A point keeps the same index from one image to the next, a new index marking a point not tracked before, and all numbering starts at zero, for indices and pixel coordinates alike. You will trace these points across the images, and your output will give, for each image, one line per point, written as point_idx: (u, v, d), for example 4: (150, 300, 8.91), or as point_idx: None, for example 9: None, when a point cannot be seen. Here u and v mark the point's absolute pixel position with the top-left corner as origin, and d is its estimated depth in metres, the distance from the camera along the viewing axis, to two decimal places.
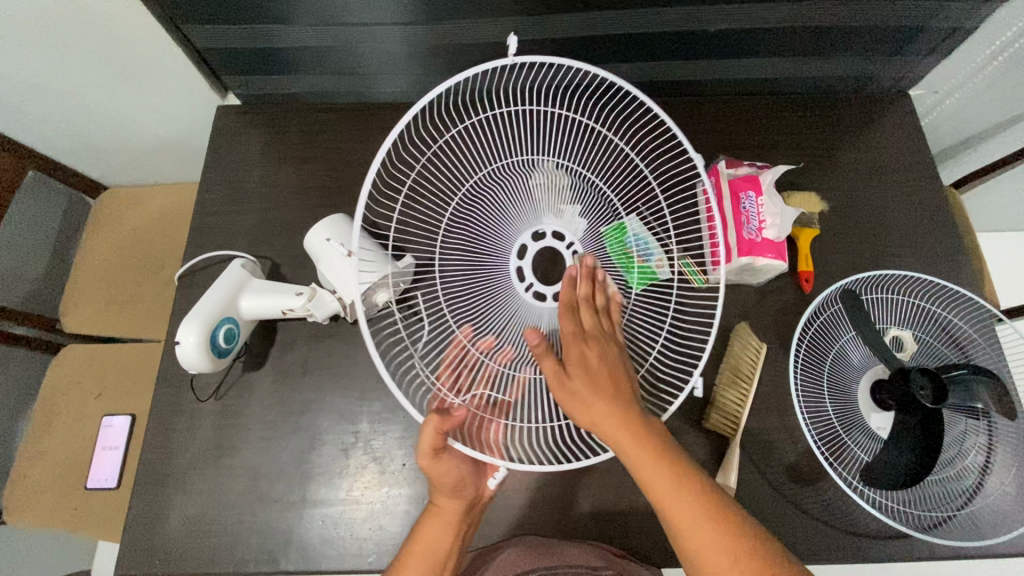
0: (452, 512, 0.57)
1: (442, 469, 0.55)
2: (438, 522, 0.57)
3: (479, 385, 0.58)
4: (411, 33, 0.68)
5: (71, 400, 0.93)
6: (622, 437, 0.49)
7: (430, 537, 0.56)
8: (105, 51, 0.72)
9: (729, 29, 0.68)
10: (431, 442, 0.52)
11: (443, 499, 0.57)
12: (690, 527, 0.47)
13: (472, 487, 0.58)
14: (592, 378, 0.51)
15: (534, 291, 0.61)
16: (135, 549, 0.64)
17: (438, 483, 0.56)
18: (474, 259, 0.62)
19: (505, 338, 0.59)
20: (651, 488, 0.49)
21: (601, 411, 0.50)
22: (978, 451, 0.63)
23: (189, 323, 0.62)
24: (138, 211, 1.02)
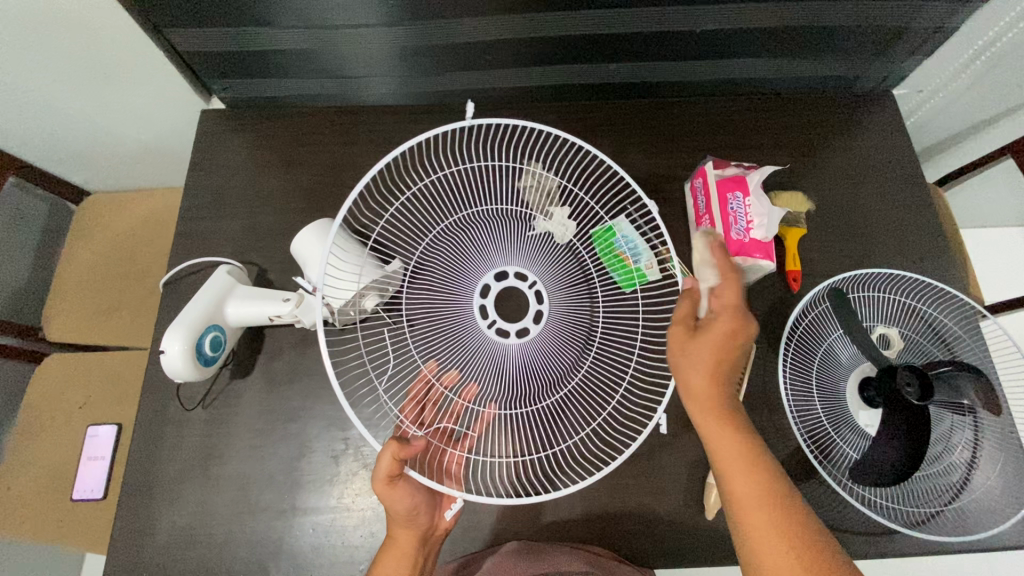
0: (407, 543, 0.56)
1: (397, 496, 0.53)
2: (395, 554, 0.55)
3: (444, 418, 0.61)
4: (396, 34, 0.68)
5: (54, 411, 0.91)
6: (718, 422, 0.50)
7: (387, 571, 0.55)
8: (86, 58, 0.72)
9: (714, 29, 0.68)
10: (387, 469, 0.50)
11: (398, 530, 0.56)
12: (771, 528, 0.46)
13: (427, 515, 0.57)
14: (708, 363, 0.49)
15: (496, 328, 0.60)
16: (122, 563, 0.63)
17: (391, 511, 0.54)
18: (437, 289, 0.62)
19: (466, 373, 0.59)
20: (726, 467, 0.50)
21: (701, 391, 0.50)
22: (964, 447, 0.64)
23: (173, 331, 0.61)
24: (121, 219, 1.00)
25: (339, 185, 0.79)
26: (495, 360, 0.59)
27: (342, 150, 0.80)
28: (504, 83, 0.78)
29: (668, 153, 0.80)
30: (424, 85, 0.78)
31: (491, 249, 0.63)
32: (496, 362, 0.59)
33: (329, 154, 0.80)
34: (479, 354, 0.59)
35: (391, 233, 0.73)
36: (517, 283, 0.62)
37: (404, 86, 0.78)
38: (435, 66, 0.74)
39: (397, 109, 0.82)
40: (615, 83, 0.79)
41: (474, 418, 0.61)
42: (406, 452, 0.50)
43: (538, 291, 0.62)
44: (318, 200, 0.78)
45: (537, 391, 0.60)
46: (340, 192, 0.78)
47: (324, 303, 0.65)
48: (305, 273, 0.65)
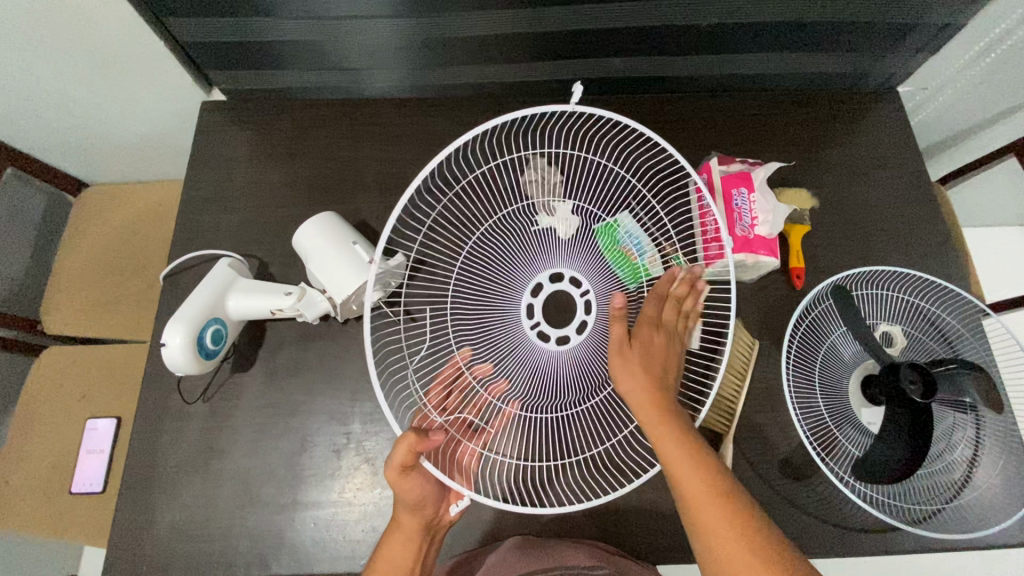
0: (412, 530, 0.55)
1: (408, 486, 0.53)
2: (398, 538, 0.55)
3: (467, 409, 0.60)
4: (399, 26, 0.67)
5: (52, 404, 0.91)
6: (660, 417, 0.51)
7: (390, 555, 0.55)
8: (86, 48, 0.71)
9: (720, 23, 0.68)
10: (402, 458, 0.50)
11: (403, 516, 0.55)
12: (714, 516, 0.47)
13: (433, 505, 0.56)
14: (648, 359, 0.53)
15: (538, 331, 0.60)
16: (122, 556, 0.63)
17: (400, 500, 0.54)
18: (488, 288, 0.63)
19: (501, 369, 0.59)
20: (669, 461, 0.50)
21: (638, 386, 0.52)
22: (966, 444, 0.64)
23: (174, 324, 0.61)
24: (120, 211, 1.00)
25: (341, 177, 0.78)
26: (532, 363, 0.59)
27: (344, 143, 0.79)
28: (508, 77, 0.77)
29: (672, 149, 0.80)
30: (427, 78, 0.77)
31: (542, 250, 0.63)
32: (532, 363, 0.59)
33: (331, 147, 0.79)
34: (517, 353, 0.59)
35: (445, 225, 0.73)
36: (568, 289, 0.62)
37: (407, 79, 0.78)
38: (438, 58, 0.73)
39: (400, 102, 0.81)
40: (619, 78, 0.78)
41: (495, 415, 0.60)
42: (423, 445, 0.49)
43: (587, 300, 0.61)
44: (320, 193, 0.78)
45: (566, 400, 0.60)
46: (342, 185, 0.78)
47: (326, 296, 0.64)
48: (355, 240, 0.65)
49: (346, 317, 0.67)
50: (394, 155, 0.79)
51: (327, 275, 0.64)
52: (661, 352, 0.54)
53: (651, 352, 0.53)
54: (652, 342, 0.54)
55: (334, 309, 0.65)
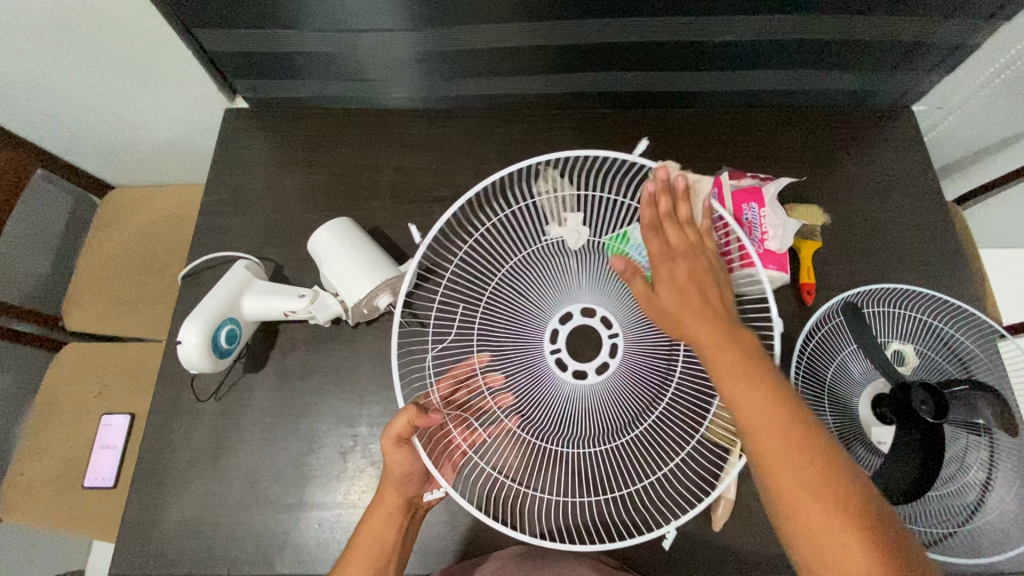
0: (395, 505, 0.56)
1: (398, 460, 0.54)
2: (381, 513, 0.56)
3: (468, 410, 0.60)
4: (416, 39, 0.69)
5: (71, 400, 0.93)
6: (727, 350, 0.47)
7: (373, 529, 0.56)
8: (117, 56, 0.74)
9: (733, 41, 0.69)
10: (400, 430, 0.51)
11: (388, 491, 0.56)
12: (771, 441, 0.44)
13: (417, 485, 0.57)
14: (689, 300, 0.51)
15: (557, 358, 0.61)
16: (129, 551, 0.64)
17: (388, 470, 0.55)
18: (509, 313, 0.63)
19: (513, 385, 0.59)
20: (738, 399, 0.46)
21: (696, 324, 0.49)
22: (979, 467, 0.62)
23: (191, 323, 0.62)
24: (141, 213, 1.02)
25: (356, 184, 0.80)
26: (545, 387, 0.59)
27: (360, 151, 0.81)
28: (520, 90, 0.79)
29: (684, 163, 0.80)
30: (443, 90, 0.79)
31: (571, 287, 0.63)
32: (546, 389, 0.59)
33: (347, 155, 0.81)
34: (533, 374, 0.60)
35: (471, 250, 0.72)
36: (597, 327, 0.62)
37: (422, 91, 0.79)
38: (455, 70, 0.75)
39: (415, 112, 0.83)
40: (632, 92, 0.79)
41: (491, 421, 0.60)
42: (422, 421, 0.51)
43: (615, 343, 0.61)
44: (335, 200, 0.79)
45: (572, 433, 0.59)
46: (357, 192, 0.79)
47: (339, 300, 0.66)
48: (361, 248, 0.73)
49: (356, 321, 0.68)
50: (409, 164, 0.80)
51: (341, 280, 0.65)
52: (694, 282, 0.52)
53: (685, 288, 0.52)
54: (678, 277, 0.52)
55: (345, 313, 0.67)
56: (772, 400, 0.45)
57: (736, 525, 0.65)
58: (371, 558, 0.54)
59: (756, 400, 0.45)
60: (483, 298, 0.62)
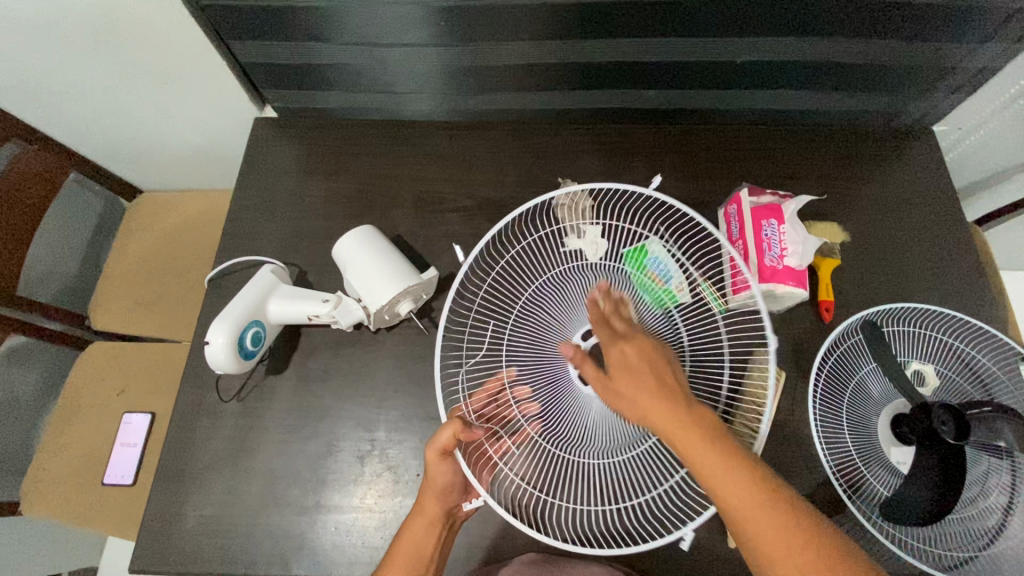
0: (434, 515, 0.57)
1: (440, 471, 0.56)
2: (420, 521, 0.57)
3: (494, 420, 0.61)
4: (442, 54, 0.71)
5: (95, 397, 0.95)
6: (692, 438, 0.46)
7: (413, 537, 0.57)
8: (155, 64, 0.77)
9: (754, 60, 0.70)
10: (445, 441, 0.54)
11: (428, 500, 0.57)
12: (747, 515, 0.45)
13: (457, 496, 0.58)
14: (631, 376, 0.49)
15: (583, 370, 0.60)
16: (148, 547, 0.65)
17: (430, 480, 0.57)
18: (538, 328, 0.63)
19: (540, 398, 0.60)
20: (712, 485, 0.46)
21: (648, 404, 0.48)
22: (1002, 491, 0.60)
23: (219, 324, 0.64)
24: (168, 216, 1.05)
25: (380, 192, 0.81)
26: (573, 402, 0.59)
27: (384, 161, 0.83)
28: (542, 104, 0.80)
29: (704, 179, 0.81)
30: (467, 103, 0.81)
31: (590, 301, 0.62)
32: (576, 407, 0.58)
33: (372, 164, 0.83)
34: (557, 387, 0.59)
35: (506, 271, 0.73)
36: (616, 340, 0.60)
37: (446, 103, 0.81)
38: (479, 84, 0.76)
39: (439, 124, 0.85)
40: (653, 108, 0.81)
41: (514, 429, 0.61)
42: (466, 435, 0.53)
43: None
44: (358, 207, 0.81)
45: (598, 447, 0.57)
46: (381, 201, 0.81)
47: (362, 306, 0.67)
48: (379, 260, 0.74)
49: (377, 326, 0.69)
50: (432, 174, 0.82)
51: (364, 285, 0.66)
52: (645, 363, 0.50)
53: (637, 372, 0.49)
54: (629, 362, 0.50)
55: (367, 318, 0.67)
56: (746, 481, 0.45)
57: None
58: (411, 564, 0.56)
59: (730, 481, 0.45)
60: (510, 315, 0.64)
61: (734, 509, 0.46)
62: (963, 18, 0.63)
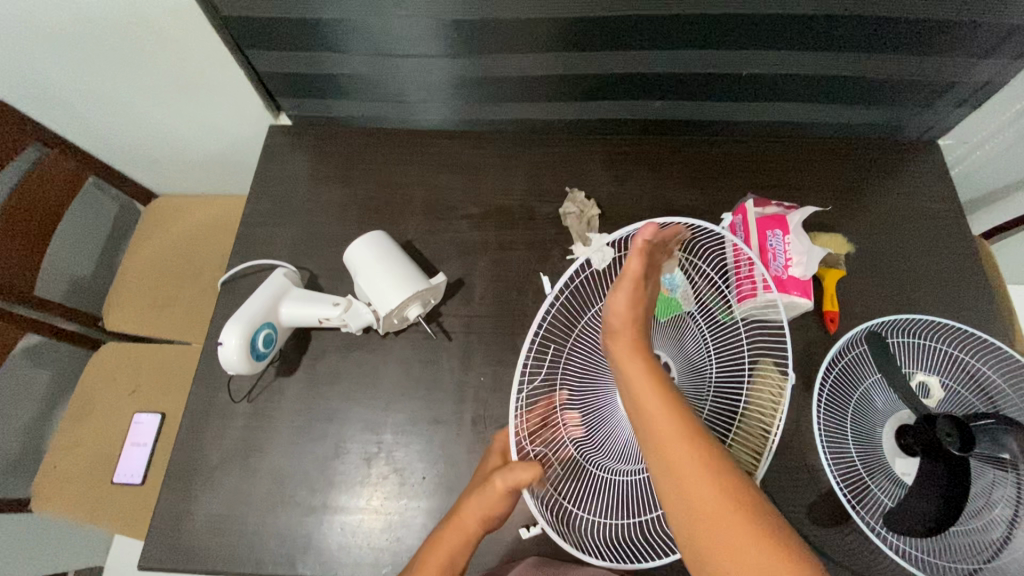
0: (475, 535, 0.58)
1: (496, 502, 0.56)
2: (456, 536, 0.57)
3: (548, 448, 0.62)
4: (454, 64, 0.73)
5: (107, 396, 0.97)
6: (651, 394, 0.53)
7: (447, 553, 0.57)
8: (177, 72, 0.80)
9: (760, 73, 0.71)
10: (523, 482, 0.54)
11: (471, 523, 0.58)
12: (680, 467, 0.49)
13: (499, 520, 0.59)
14: (628, 328, 0.57)
15: None
16: (156, 544, 0.66)
17: (477, 506, 0.57)
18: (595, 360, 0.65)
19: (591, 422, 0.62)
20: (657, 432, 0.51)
21: (629, 365, 0.55)
22: (1007, 505, 0.59)
23: (232, 325, 0.65)
24: (182, 220, 1.07)
25: (391, 199, 0.83)
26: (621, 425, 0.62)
27: (395, 168, 0.85)
28: (552, 114, 0.82)
29: (710, 189, 0.82)
30: (478, 113, 0.82)
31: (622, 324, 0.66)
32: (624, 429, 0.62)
33: (383, 172, 0.85)
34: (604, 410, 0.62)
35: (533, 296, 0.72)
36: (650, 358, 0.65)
37: (457, 113, 0.83)
38: (489, 94, 0.78)
39: (450, 133, 0.87)
40: (661, 119, 0.82)
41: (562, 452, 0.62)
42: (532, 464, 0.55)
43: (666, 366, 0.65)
44: (369, 213, 0.83)
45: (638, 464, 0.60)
46: (392, 207, 0.83)
47: (371, 309, 0.68)
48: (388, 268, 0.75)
49: (386, 330, 0.70)
50: (441, 182, 0.84)
51: (374, 289, 0.68)
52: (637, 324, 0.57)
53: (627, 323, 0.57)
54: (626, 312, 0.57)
55: (376, 321, 0.69)
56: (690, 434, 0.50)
57: None
58: None
59: (671, 431, 0.50)
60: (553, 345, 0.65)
61: (666, 456, 0.50)
62: (968, 33, 0.64)
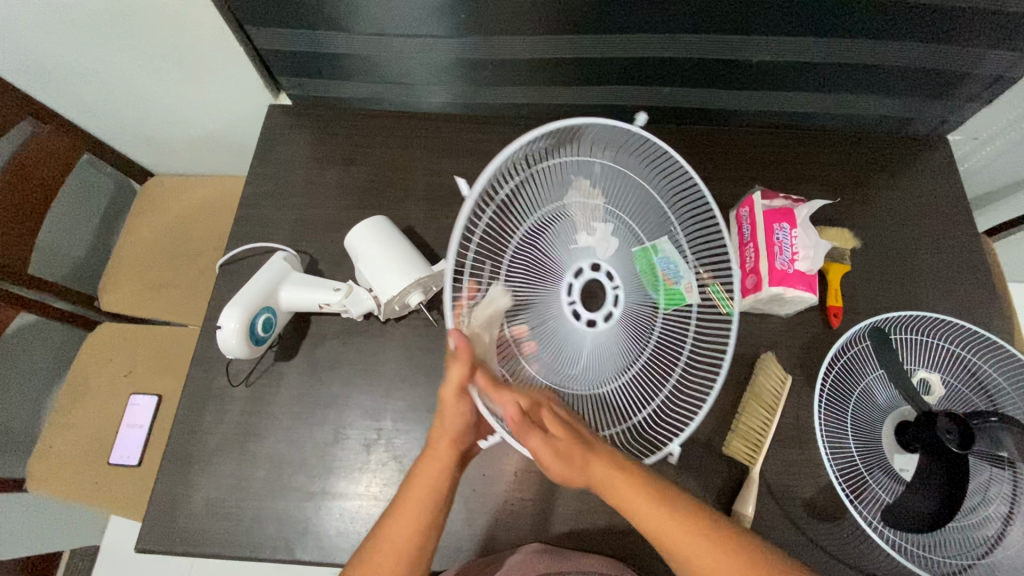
0: (446, 456, 0.55)
1: (457, 410, 0.53)
2: (434, 466, 0.55)
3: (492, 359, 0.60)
4: (458, 45, 0.71)
5: (102, 378, 0.96)
6: (615, 488, 0.50)
7: (423, 477, 0.54)
8: (175, 48, 0.77)
9: (773, 60, 0.70)
10: (456, 380, 0.51)
11: (439, 442, 0.55)
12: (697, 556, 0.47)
13: (471, 436, 0.56)
14: (556, 435, 0.51)
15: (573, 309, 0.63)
16: (153, 528, 0.66)
17: (442, 419, 0.54)
18: (537, 272, 0.63)
19: (537, 335, 0.61)
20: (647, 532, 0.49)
21: (579, 471, 0.51)
22: (1002, 500, 0.59)
23: (230, 309, 0.65)
24: (179, 200, 1.05)
25: (393, 184, 0.82)
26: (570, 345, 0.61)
27: (398, 152, 0.83)
28: (558, 99, 0.80)
29: (716, 180, 0.81)
30: (482, 96, 0.81)
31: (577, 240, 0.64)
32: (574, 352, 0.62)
33: (385, 155, 0.83)
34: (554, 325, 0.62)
35: None
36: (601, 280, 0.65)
37: (462, 95, 0.81)
38: (495, 76, 0.76)
39: (453, 117, 0.85)
40: (668, 107, 0.80)
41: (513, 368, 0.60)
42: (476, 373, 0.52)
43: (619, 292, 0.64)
44: (371, 197, 0.81)
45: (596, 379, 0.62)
46: (393, 192, 0.81)
47: (372, 296, 0.68)
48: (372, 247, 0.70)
49: (387, 316, 0.70)
50: (444, 167, 0.82)
51: (374, 275, 0.67)
52: (556, 439, 0.51)
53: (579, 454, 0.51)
54: (545, 446, 0.50)
55: (376, 308, 0.68)
56: (676, 516, 0.49)
57: None
58: (426, 505, 0.53)
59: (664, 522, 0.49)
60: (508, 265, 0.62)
61: (673, 551, 0.48)
62: (984, 23, 0.63)
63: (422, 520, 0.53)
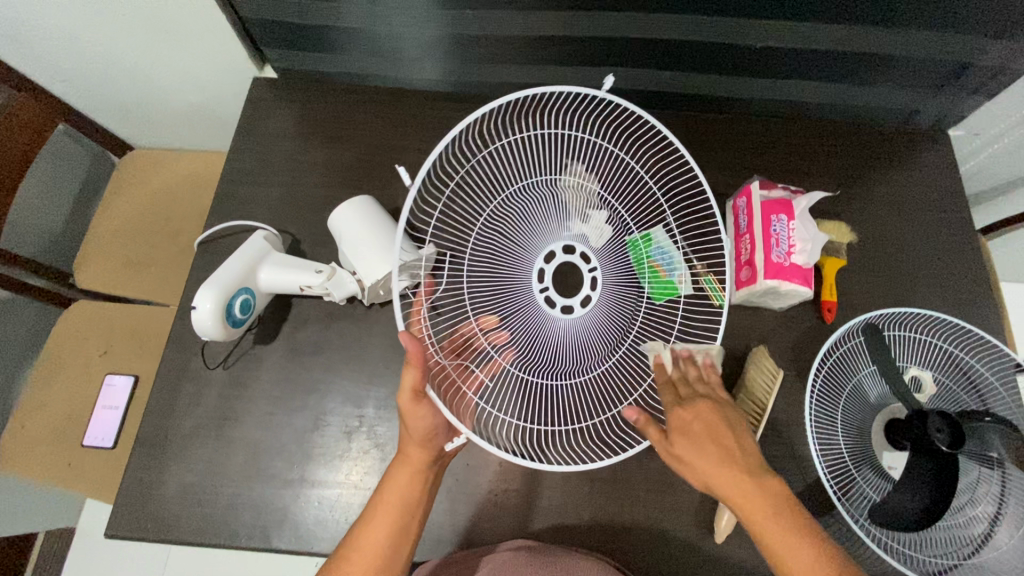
0: (417, 461, 0.56)
1: (421, 414, 0.54)
2: (406, 470, 0.56)
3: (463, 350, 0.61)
4: (450, 18, 0.68)
5: (76, 357, 0.93)
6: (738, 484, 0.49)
7: (395, 485, 0.56)
8: (152, 14, 0.74)
9: (775, 46, 0.67)
10: (413, 381, 0.52)
11: (411, 448, 0.56)
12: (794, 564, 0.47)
13: (442, 439, 0.57)
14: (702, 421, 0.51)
15: (546, 296, 0.60)
16: (125, 513, 0.63)
17: (410, 427, 0.55)
18: (503, 254, 0.61)
19: (508, 323, 0.60)
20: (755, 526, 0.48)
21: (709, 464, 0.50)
22: (988, 501, 0.57)
23: (206, 289, 0.62)
24: (159, 175, 1.02)
25: (380, 164, 0.79)
26: (540, 330, 0.59)
27: (386, 131, 0.80)
28: (554, 79, 0.77)
29: (713, 169, 0.79)
30: (475, 74, 0.78)
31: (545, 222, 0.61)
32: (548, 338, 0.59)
33: (373, 133, 0.80)
34: (524, 313, 0.59)
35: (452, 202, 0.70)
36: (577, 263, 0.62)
37: (453, 73, 0.78)
38: (489, 54, 0.73)
39: (444, 95, 0.82)
40: (667, 91, 0.78)
41: (485, 360, 0.60)
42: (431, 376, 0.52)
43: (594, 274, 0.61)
44: (358, 177, 0.78)
45: (568, 367, 0.60)
46: (381, 172, 0.78)
47: (356, 279, 0.65)
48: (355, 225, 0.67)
49: (372, 301, 0.67)
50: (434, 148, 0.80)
51: (359, 258, 0.64)
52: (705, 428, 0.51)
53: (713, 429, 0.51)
54: (691, 424, 0.51)
55: (361, 292, 0.66)
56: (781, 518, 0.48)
57: (736, 536, 0.65)
58: (397, 512, 0.55)
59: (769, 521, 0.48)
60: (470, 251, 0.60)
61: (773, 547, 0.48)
62: (991, 13, 0.60)
63: (392, 527, 0.54)
